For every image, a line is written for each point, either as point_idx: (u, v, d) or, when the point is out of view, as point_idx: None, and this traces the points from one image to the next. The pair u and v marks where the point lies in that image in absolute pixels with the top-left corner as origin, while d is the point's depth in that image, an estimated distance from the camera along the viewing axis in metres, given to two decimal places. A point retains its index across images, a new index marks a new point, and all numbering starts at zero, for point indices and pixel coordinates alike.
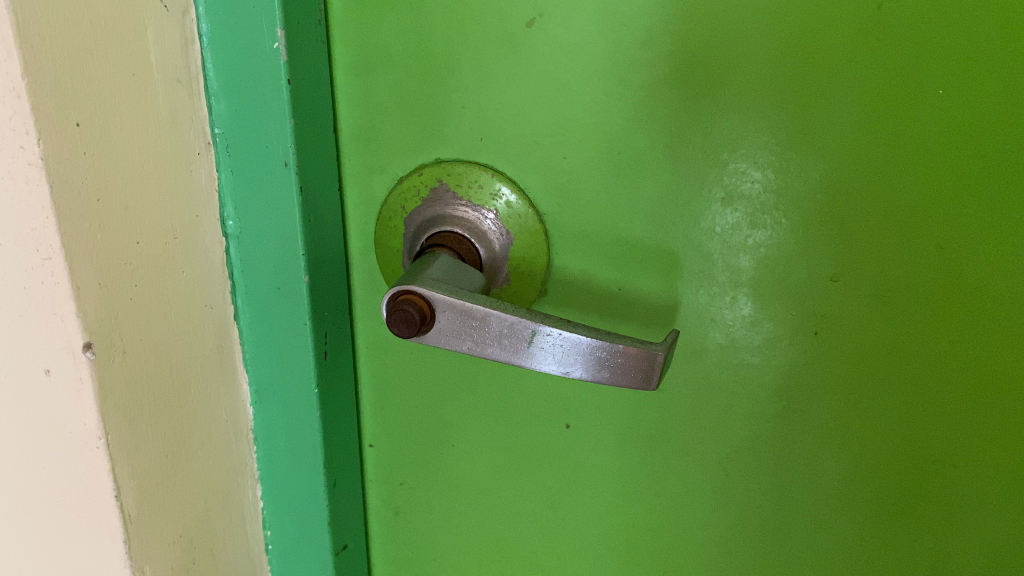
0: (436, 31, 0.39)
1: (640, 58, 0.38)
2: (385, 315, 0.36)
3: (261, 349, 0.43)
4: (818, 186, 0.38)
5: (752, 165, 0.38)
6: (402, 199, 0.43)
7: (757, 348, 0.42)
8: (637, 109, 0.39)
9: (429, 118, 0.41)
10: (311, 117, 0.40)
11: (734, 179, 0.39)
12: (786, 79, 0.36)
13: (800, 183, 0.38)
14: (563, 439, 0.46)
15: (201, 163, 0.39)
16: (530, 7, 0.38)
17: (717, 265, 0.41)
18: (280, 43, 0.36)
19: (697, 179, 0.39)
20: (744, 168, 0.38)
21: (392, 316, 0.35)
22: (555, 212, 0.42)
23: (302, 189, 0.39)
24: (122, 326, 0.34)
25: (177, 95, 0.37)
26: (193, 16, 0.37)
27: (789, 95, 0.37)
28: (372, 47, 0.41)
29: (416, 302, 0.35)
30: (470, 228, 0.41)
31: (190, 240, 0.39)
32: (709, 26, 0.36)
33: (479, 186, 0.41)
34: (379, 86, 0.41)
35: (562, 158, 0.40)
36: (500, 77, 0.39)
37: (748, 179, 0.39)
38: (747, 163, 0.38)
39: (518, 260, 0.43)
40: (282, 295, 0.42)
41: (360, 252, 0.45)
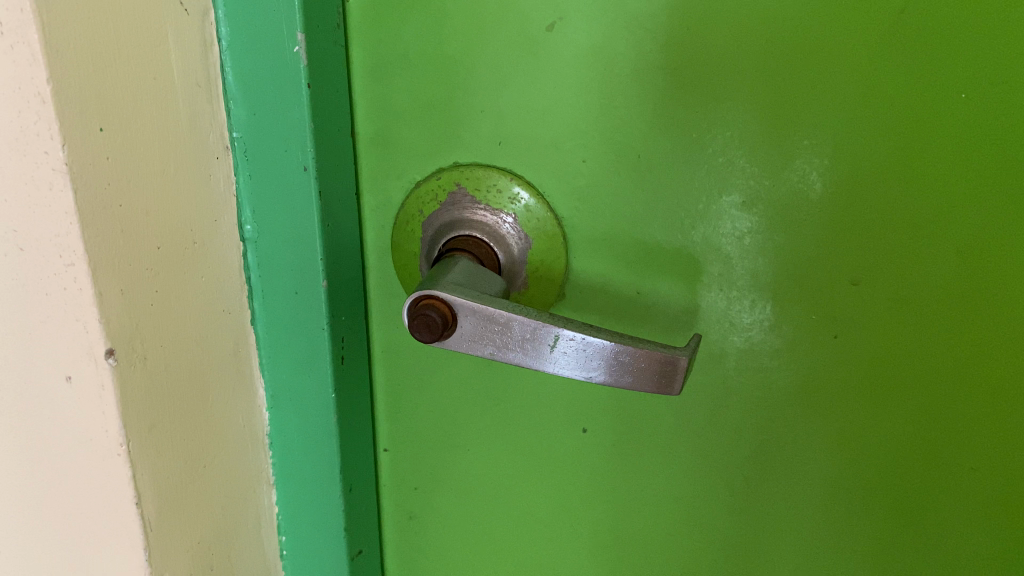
0: (455, 35, 0.39)
1: (660, 61, 0.37)
2: (406, 320, 0.36)
3: (278, 354, 0.43)
4: (840, 191, 0.38)
5: (772, 169, 0.38)
6: (419, 203, 0.42)
7: (775, 353, 0.42)
8: (656, 113, 0.38)
9: (448, 122, 0.41)
10: (330, 121, 0.39)
11: (755, 183, 0.39)
12: (807, 83, 0.36)
13: (821, 187, 0.38)
14: (578, 444, 0.46)
15: (220, 167, 0.39)
16: (550, 10, 0.37)
17: (737, 269, 0.40)
18: (299, 47, 0.36)
19: (718, 183, 0.39)
20: (764, 172, 0.38)
21: (413, 322, 0.35)
22: (573, 216, 0.42)
23: (321, 194, 0.39)
24: (143, 331, 0.34)
25: (196, 99, 0.36)
26: (212, 20, 0.37)
27: (810, 99, 0.36)
28: (390, 51, 0.40)
29: (438, 307, 0.35)
30: (488, 232, 0.41)
31: (209, 245, 0.38)
32: (731, 29, 0.36)
33: (497, 190, 0.41)
34: (397, 90, 0.41)
35: (582, 162, 0.40)
36: (520, 81, 0.39)
37: (769, 184, 0.38)
38: (768, 168, 0.38)
39: (536, 264, 0.42)
40: (300, 301, 0.41)
41: (376, 256, 0.44)
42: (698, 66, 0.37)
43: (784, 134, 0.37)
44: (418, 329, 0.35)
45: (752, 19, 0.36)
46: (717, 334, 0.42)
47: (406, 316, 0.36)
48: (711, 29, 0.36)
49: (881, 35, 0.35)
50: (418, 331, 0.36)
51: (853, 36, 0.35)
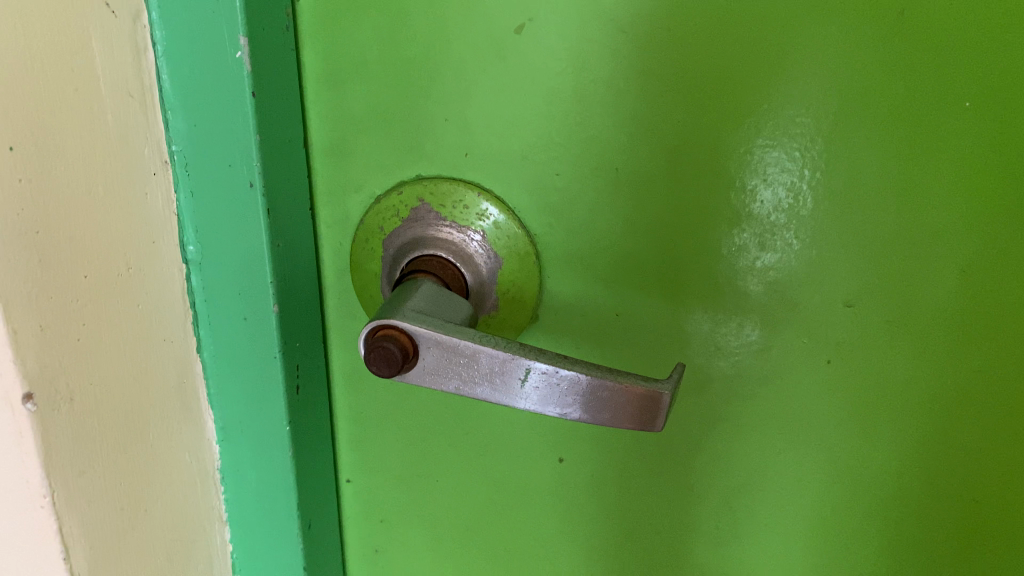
0: (415, 37, 0.36)
1: (640, 67, 0.34)
2: (362, 353, 0.33)
3: (227, 384, 0.40)
4: (834, 208, 0.35)
5: (761, 180, 0.35)
6: (380, 220, 0.39)
7: (765, 380, 0.39)
8: (636, 122, 0.35)
9: (409, 132, 0.38)
10: (280, 133, 0.36)
11: (742, 199, 0.36)
12: (801, 84, 0.33)
13: (814, 204, 0.35)
14: (555, 474, 0.43)
15: (158, 184, 0.35)
16: (520, 11, 0.34)
17: (724, 289, 0.38)
18: (243, 53, 0.33)
19: (703, 198, 0.36)
20: (754, 186, 0.35)
21: (370, 355, 0.32)
22: (547, 233, 0.38)
23: (269, 211, 0.36)
24: (68, 370, 0.31)
25: (127, 110, 0.33)
26: (146, 23, 0.33)
27: (804, 108, 0.33)
28: (345, 54, 0.37)
29: (397, 338, 0.32)
30: (455, 251, 0.38)
31: (146, 269, 0.35)
32: (716, 30, 0.33)
33: (464, 206, 0.38)
34: (354, 97, 0.38)
35: (555, 175, 0.37)
36: (487, 88, 0.36)
37: (757, 199, 0.35)
38: (750, 172, 0.35)
39: (506, 285, 0.39)
40: (249, 327, 0.38)
41: (334, 276, 0.41)
42: (680, 72, 0.34)
43: (781, 140, 0.34)
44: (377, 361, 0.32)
45: (741, 20, 0.33)
46: (702, 359, 0.39)
47: (362, 348, 0.33)
48: (694, 32, 0.33)
49: (879, 42, 0.32)
50: (377, 364, 0.33)
51: (850, 40, 0.32)
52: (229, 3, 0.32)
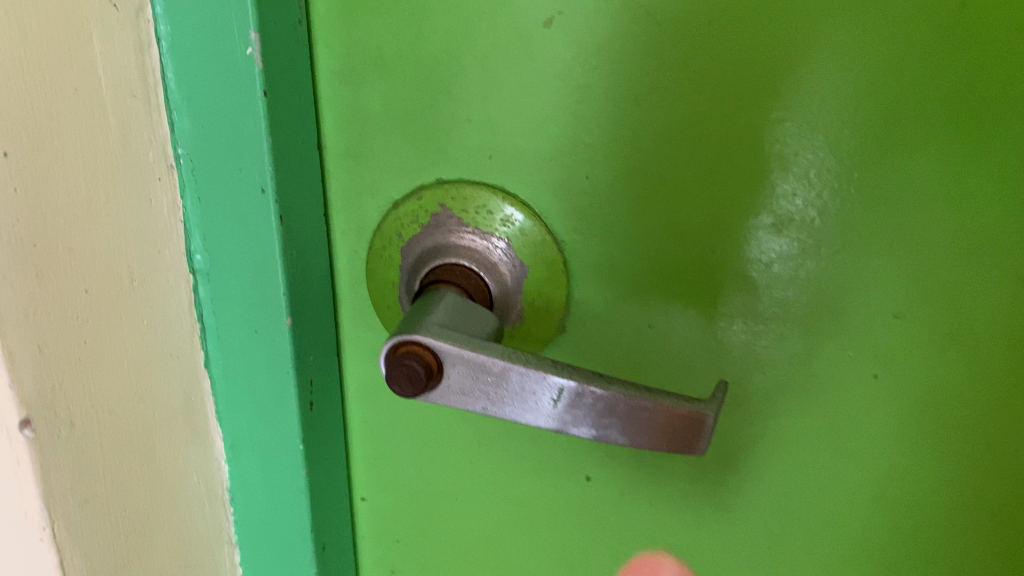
0: (436, 32, 0.34)
1: (678, 63, 0.32)
2: (383, 371, 0.31)
3: (237, 400, 0.38)
4: (874, 209, 0.33)
5: (790, 174, 0.33)
6: (398, 226, 0.37)
7: (806, 396, 0.37)
8: (671, 120, 0.33)
9: (429, 133, 0.36)
10: (292, 134, 0.34)
11: (783, 204, 0.34)
12: (843, 78, 0.31)
13: (852, 204, 0.33)
14: (581, 493, 0.41)
15: (162, 190, 0.33)
16: (549, 2, 0.32)
17: (763, 298, 0.36)
18: (253, 49, 0.30)
19: (742, 204, 0.34)
20: (796, 191, 0.33)
21: (392, 373, 0.30)
22: (576, 239, 0.36)
23: (282, 218, 0.34)
24: (68, 392, 0.29)
25: (130, 111, 0.31)
26: (149, 18, 0.31)
27: (844, 102, 0.31)
28: (361, 50, 0.35)
29: (420, 355, 0.30)
30: (478, 259, 0.36)
31: (151, 281, 0.33)
32: (759, 23, 0.31)
33: (487, 212, 0.36)
34: (370, 95, 0.36)
35: (584, 178, 0.35)
36: (513, 86, 0.34)
37: (799, 204, 0.33)
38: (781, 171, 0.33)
39: (532, 295, 0.37)
40: (260, 341, 0.36)
41: (349, 286, 0.39)
42: (715, 65, 0.32)
43: (808, 142, 0.32)
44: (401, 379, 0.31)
45: (787, 13, 0.31)
46: (738, 372, 0.37)
47: (383, 366, 0.31)
48: (737, 25, 0.31)
49: (933, 32, 0.30)
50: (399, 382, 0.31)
51: (901, 31, 0.30)
52: None
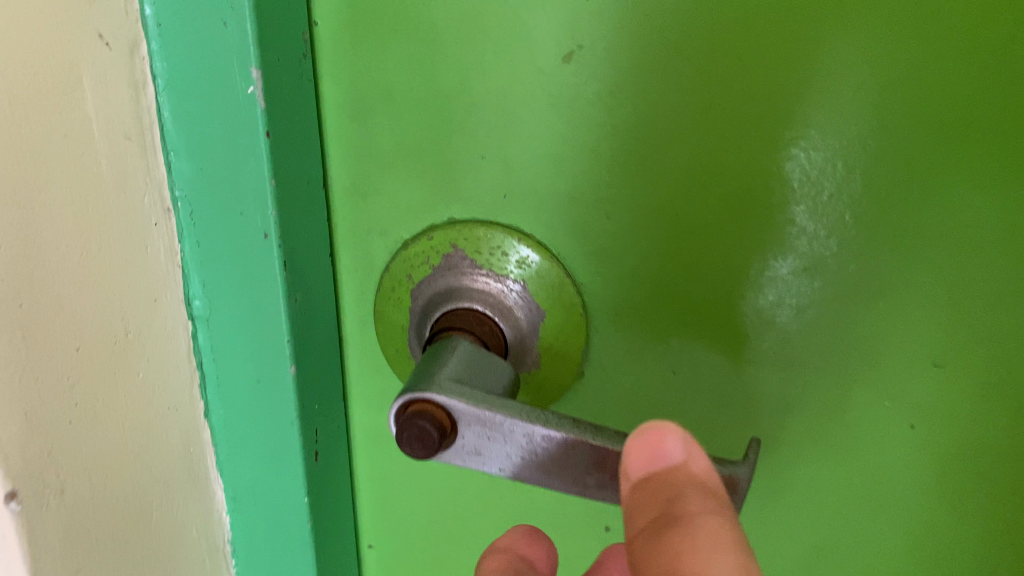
0: (449, 66, 0.32)
1: (705, 99, 0.30)
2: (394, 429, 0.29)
3: (239, 451, 0.36)
4: (897, 250, 0.31)
5: (803, 210, 0.31)
6: (407, 267, 0.35)
7: (837, 445, 0.35)
8: (697, 159, 0.31)
9: (441, 171, 0.34)
10: (297, 175, 0.32)
11: (795, 238, 0.32)
12: (879, 115, 0.29)
13: (876, 245, 0.31)
14: (601, 543, 0.39)
15: (159, 235, 0.31)
16: (569, 36, 0.30)
17: (793, 343, 0.34)
18: (255, 88, 0.28)
19: (757, 242, 0.32)
20: (806, 222, 0.32)
21: (402, 433, 0.28)
22: (596, 282, 0.34)
23: (286, 264, 0.32)
24: (58, 458, 0.27)
25: (125, 155, 0.29)
26: (145, 54, 0.29)
27: (873, 139, 0.30)
28: (369, 85, 0.33)
29: (433, 415, 0.28)
30: (494, 304, 0.34)
31: (147, 333, 0.31)
32: (792, 59, 0.29)
33: (502, 253, 0.34)
34: (377, 131, 0.34)
35: (605, 219, 0.33)
36: (530, 123, 0.32)
37: (812, 237, 0.32)
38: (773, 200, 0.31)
39: (550, 340, 0.35)
40: (263, 391, 0.34)
41: (356, 329, 0.37)
42: (739, 101, 0.30)
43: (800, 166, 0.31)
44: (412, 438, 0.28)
45: (822, 48, 0.29)
46: (766, 419, 0.35)
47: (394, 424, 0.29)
48: (769, 60, 0.29)
49: (974, 68, 0.28)
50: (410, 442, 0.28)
51: (938, 67, 0.28)
52: (240, 30, 0.28)
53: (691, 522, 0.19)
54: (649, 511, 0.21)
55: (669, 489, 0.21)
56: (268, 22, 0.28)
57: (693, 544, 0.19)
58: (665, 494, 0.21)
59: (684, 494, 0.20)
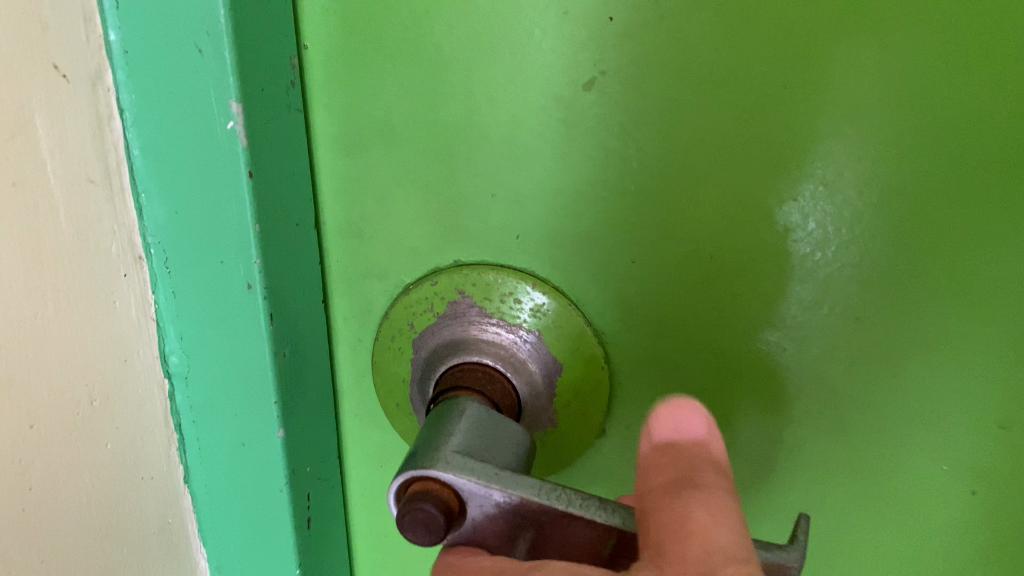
0: (453, 94, 0.28)
1: (745, 132, 0.27)
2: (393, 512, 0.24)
3: (223, 516, 0.32)
4: (956, 297, 0.28)
5: (841, 250, 0.28)
6: (409, 314, 0.31)
7: (883, 506, 0.32)
8: (732, 199, 0.28)
9: (446, 208, 0.30)
10: (285, 218, 0.28)
11: (811, 267, 0.28)
12: (944, 148, 0.26)
13: (925, 293, 0.28)
14: None
15: (129, 286, 0.28)
16: (589, 61, 0.27)
17: (841, 398, 0.30)
18: (235, 123, 0.25)
19: (774, 274, 0.29)
20: (820, 247, 0.28)
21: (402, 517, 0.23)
22: (618, 331, 0.31)
23: (273, 318, 0.28)
24: (10, 550, 0.24)
25: (86, 201, 0.26)
26: (109, 85, 0.26)
27: (933, 176, 0.26)
28: (365, 113, 0.29)
29: (437, 495, 0.23)
30: (504, 358, 0.30)
31: (116, 397, 0.28)
32: (845, 86, 0.26)
33: (513, 300, 0.31)
34: (374, 165, 0.30)
35: (630, 262, 0.30)
36: (546, 157, 0.28)
37: (830, 265, 0.28)
38: (788, 239, 0.28)
39: (568, 396, 0.31)
40: (248, 455, 0.30)
41: (352, 378, 0.34)
42: (779, 135, 0.27)
43: (818, 203, 0.27)
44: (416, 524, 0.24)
45: (879, 73, 0.25)
46: (803, 478, 0.32)
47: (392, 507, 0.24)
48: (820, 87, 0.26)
49: None
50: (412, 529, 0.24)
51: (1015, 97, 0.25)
52: (216, 57, 0.24)
53: (705, 487, 0.19)
54: (666, 472, 0.20)
55: (687, 464, 0.20)
56: (249, 47, 0.25)
57: (707, 502, 0.18)
58: (683, 460, 0.20)
59: (702, 468, 0.19)
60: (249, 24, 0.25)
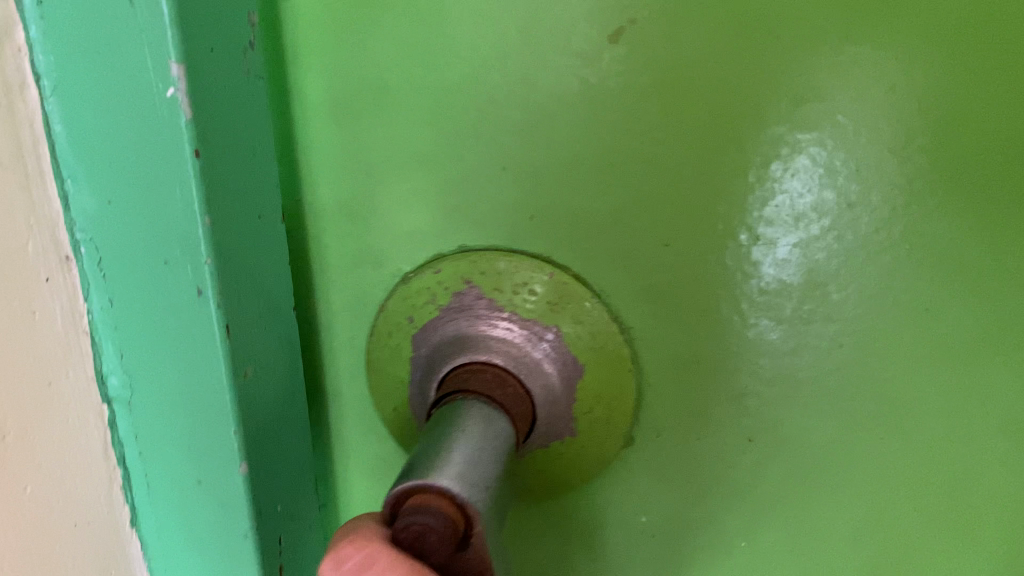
0: (459, 51, 0.24)
1: (801, 88, 0.23)
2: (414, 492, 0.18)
3: (178, 552, 0.28)
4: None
5: (910, 222, 0.24)
6: (408, 308, 0.27)
7: (945, 516, 0.28)
8: (784, 168, 0.24)
9: (450, 186, 0.26)
10: (243, 209, 0.24)
11: (871, 248, 0.25)
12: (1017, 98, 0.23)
13: (1005, 262, 0.24)
14: None
15: (52, 294, 0.23)
16: (618, 8, 0.23)
17: (905, 396, 0.26)
18: (176, 91, 0.21)
19: (829, 255, 0.25)
20: (881, 222, 0.24)
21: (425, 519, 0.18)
22: (649, 326, 0.27)
23: (228, 329, 0.24)
24: None
25: (2, 189, 0.20)
26: (19, 46, 0.21)
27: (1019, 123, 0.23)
28: (355, 77, 0.25)
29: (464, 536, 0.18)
30: (517, 358, 0.26)
31: (41, 430, 0.23)
32: (910, 30, 0.22)
33: (528, 291, 0.26)
34: (365, 135, 0.26)
35: (664, 247, 0.25)
36: (567, 124, 0.24)
37: (894, 244, 0.25)
38: (847, 216, 0.24)
39: (591, 400, 0.27)
40: (206, 488, 0.26)
41: (345, 379, 0.30)
42: (836, 89, 0.23)
43: (882, 173, 0.24)
44: (407, 539, 0.18)
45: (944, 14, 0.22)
46: (856, 496, 0.28)
47: (412, 491, 0.19)
48: (885, 33, 0.22)
49: None
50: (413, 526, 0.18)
51: None
52: (152, 8, 0.20)
53: None
54: None
55: None
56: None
57: None
58: None
59: None
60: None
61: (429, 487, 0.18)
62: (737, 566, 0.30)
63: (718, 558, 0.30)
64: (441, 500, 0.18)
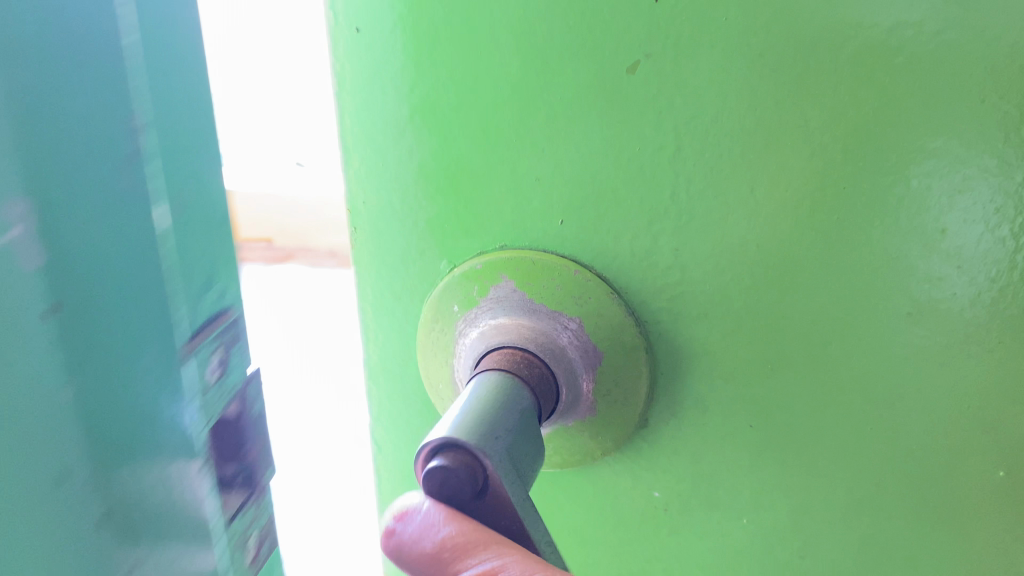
0: (498, 76, 0.29)
1: (783, 114, 0.26)
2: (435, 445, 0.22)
3: None
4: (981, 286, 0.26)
5: (959, 231, 0.26)
6: (455, 295, 0.32)
7: (943, 531, 0.30)
8: (771, 184, 0.27)
9: (491, 191, 0.30)
10: (117, 359, 0.16)
11: (939, 248, 0.26)
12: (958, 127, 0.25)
13: (957, 277, 0.27)
14: None
15: None
16: (634, 42, 0.27)
17: (881, 400, 0.29)
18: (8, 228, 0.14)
19: (816, 264, 0.28)
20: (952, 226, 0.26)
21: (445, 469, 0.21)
22: (659, 320, 0.30)
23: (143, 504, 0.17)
24: None
25: None
26: None
27: (995, 152, 0.25)
28: (411, 96, 0.30)
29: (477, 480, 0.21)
30: (544, 344, 0.30)
31: None
32: (859, 66, 0.25)
33: (555, 284, 0.30)
34: (421, 145, 0.31)
35: (673, 251, 0.29)
36: (590, 141, 0.28)
37: (962, 246, 0.26)
38: (920, 220, 0.26)
39: (609, 384, 0.30)
40: None
41: (404, 353, 0.35)
42: (816, 115, 0.26)
43: (945, 178, 0.26)
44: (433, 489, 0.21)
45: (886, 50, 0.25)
46: (856, 501, 0.30)
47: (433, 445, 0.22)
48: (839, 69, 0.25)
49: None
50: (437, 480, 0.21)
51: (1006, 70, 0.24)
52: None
53: None
54: None
55: None
56: (115, 104, 0.15)
57: None
58: None
59: None
60: (135, 76, 0.16)
61: (442, 441, 0.22)
62: (746, 559, 0.33)
63: (726, 543, 0.33)
64: (456, 452, 0.21)
